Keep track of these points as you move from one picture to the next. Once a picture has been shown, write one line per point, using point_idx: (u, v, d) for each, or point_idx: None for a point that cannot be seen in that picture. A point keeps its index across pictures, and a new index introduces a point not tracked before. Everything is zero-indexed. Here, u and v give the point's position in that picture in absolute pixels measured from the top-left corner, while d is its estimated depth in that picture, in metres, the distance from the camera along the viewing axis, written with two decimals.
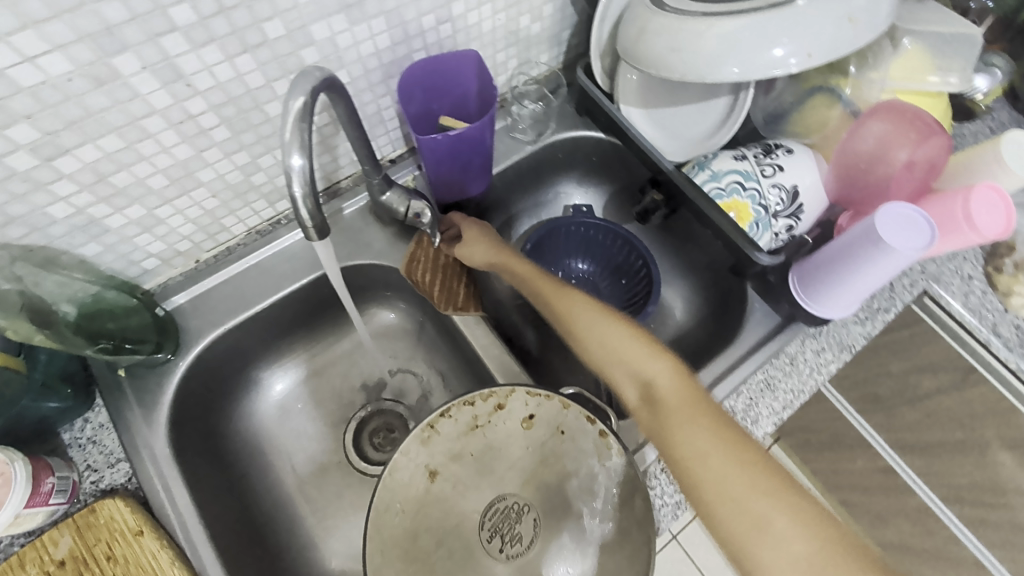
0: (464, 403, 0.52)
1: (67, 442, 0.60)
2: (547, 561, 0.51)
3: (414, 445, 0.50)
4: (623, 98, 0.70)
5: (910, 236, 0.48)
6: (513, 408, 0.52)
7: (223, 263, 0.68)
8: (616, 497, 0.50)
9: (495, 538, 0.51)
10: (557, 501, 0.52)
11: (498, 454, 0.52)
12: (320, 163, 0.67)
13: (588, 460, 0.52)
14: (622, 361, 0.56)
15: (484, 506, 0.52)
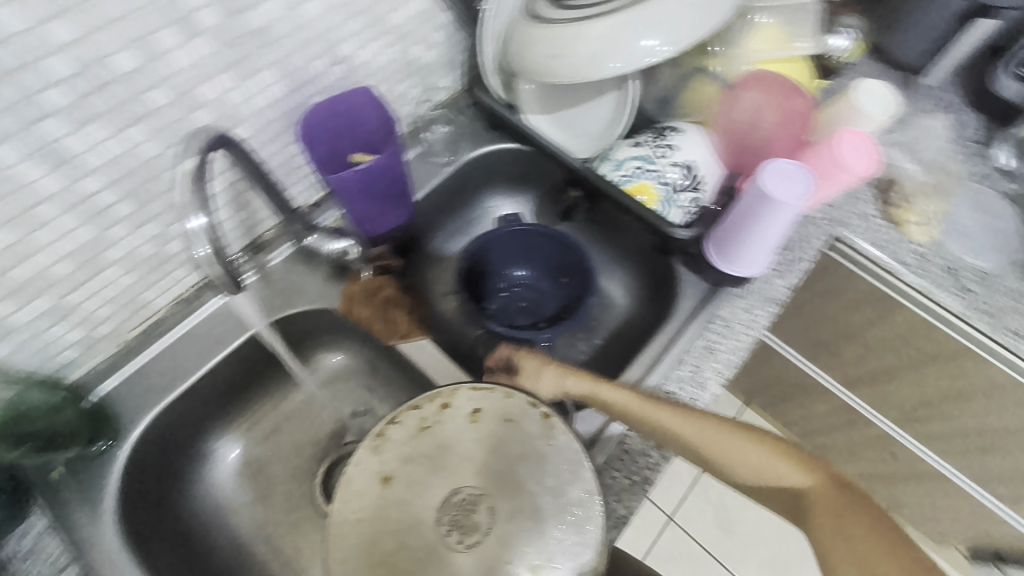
0: (410, 406, 0.49)
1: (5, 557, 0.56)
2: (512, 551, 0.45)
3: (364, 454, 0.48)
4: (526, 107, 0.73)
5: (790, 187, 0.53)
6: (460, 402, 0.50)
7: (151, 338, 0.66)
8: (569, 472, 0.47)
9: (453, 532, 0.45)
10: (513, 487, 0.47)
11: (448, 451, 0.48)
12: (236, 220, 0.67)
13: (537, 441, 0.49)
14: (760, 469, 0.60)
15: (441, 502, 0.47)
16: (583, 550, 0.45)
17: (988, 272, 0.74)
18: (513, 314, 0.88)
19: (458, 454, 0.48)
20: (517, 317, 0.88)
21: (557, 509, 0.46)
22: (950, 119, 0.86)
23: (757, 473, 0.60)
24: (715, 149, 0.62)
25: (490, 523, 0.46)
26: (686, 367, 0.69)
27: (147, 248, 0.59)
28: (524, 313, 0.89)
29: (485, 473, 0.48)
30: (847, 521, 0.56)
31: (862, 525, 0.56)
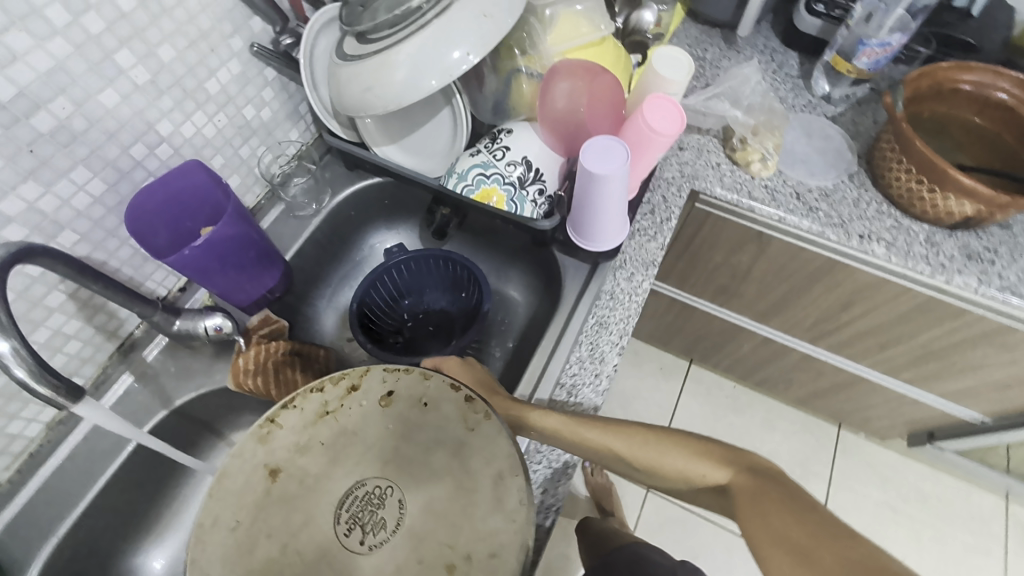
0: (313, 391, 0.48)
1: None
2: (414, 547, 0.42)
3: (252, 444, 0.45)
4: (372, 141, 0.74)
5: (607, 161, 0.55)
6: (371, 387, 0.48)
7: (29, 473, 0.62)
8: (490, 452, 0.45)
9: (354, 530, 0.42)
10: (426, 477, 0.45)
11: (352, 439, 0.46)
12: (96, 324, 0.65)
13: (454, 427, 0.47)
14: (682, 467, 0.57)
15: (342, 495, 0.44)
16: (495, 534, 0.42)
17: (827, 189, 0.81)
18: (420, 341, 0.87)
19: (368, 443, 0.46)
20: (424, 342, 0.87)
21: (485, 489, 0.44)
22: (770, 60, 0.93)
23: (683, 474, 0.57)
24: (545, 141, 0.64)
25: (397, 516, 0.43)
26: (584, 346, 0.71)
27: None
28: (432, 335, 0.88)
29: (396, 461, 0.45)
30: (770, 510, 0.48)
31: (784, 513, 0.47)
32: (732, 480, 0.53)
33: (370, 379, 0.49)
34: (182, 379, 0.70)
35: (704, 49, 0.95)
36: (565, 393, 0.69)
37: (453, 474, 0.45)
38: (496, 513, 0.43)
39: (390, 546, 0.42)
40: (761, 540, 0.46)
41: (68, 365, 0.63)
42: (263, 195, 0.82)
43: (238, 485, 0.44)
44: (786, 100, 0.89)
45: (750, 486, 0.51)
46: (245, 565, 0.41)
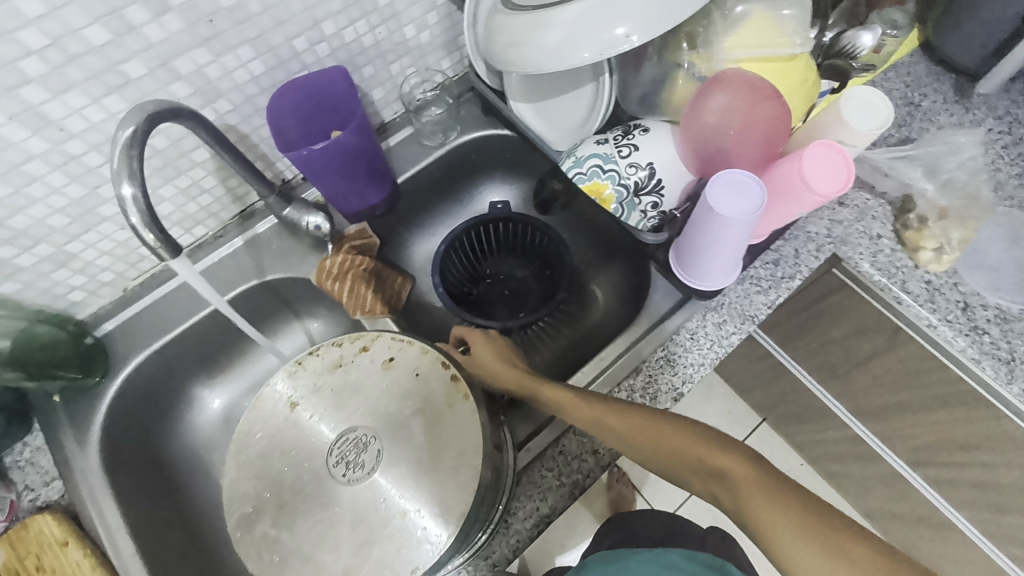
0: (333, 343, 0.54)
1: (8, 465, 0.64)
2: (386, 490, 0.48)
3: (282, 377, 0.53)
4: (512, 95, 0.73)
5: (742, 203, 0.48)
6: (375, 351, 0.53)
7: (147, 289, 0.73)
8: (461, 430, 0.49)
9: (339, 466, 0.49)
10: (405, 438, 0.49)
11: (354, 390, 0.52)
12: (227, 187, 0.73)
13: (437, 398, 0.50)
14: (677, 450, 0.50)
15: (336, 436, 0.51)
16: (449, 504, 0.46)
17: (1009, 314, 0.65)
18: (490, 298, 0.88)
19: (366, 398, 0.52)
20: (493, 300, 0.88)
21: (452, 463, 0.48)
22: (1005, 132, 0.74)
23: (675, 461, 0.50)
24: (680, 152, 0.58)
25: (374, 465, 0.49)
26: (640, 376, 0.67)
27: None
28: (502, 299, 0.88)
29: (383, 419, 0.51)
30: (788, 507, 0.43)
31: (801, 511, 0.42)
32: (734, 469, 0.46)
33: (379, 343, 0.54)
34: (279, 258, 0.77)
35: (923, 93, 0.78)
36: None
37: (425, 441, 0.49)
38: (451, 484, 0.47)
39: (365, 487, 0.48)
40: (785, 541, 0.41)
41: (198, 214, 0.73)
42: (400, 113, 0.84)
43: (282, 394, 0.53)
44: (1003, 186, 0.71)
45: (757, 475, 0.45)
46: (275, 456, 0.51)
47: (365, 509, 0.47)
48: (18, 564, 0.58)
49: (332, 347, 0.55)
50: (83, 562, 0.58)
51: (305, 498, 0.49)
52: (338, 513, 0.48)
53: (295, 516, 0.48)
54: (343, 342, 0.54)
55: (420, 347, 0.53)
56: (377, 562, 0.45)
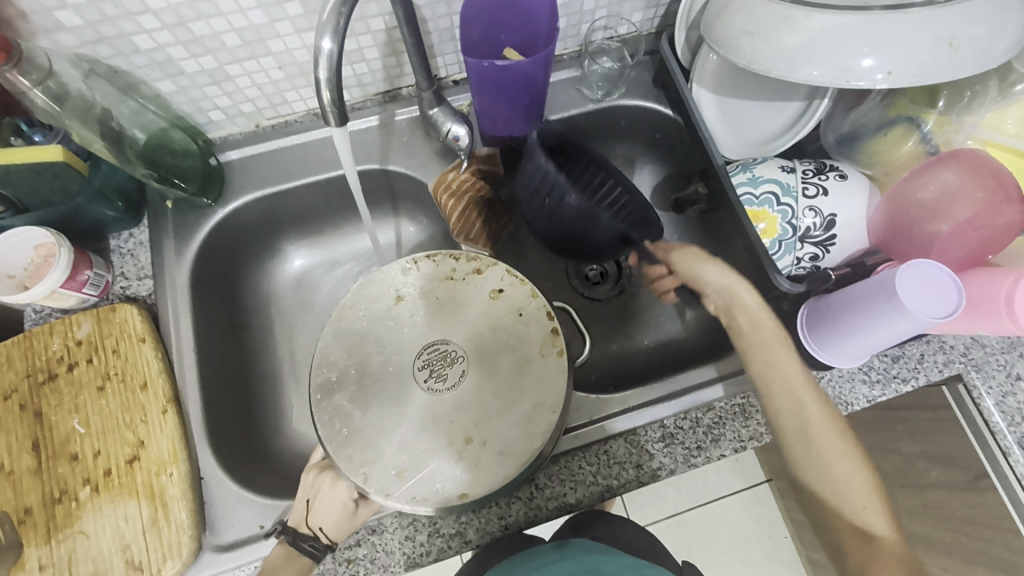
0: (449, 255, 0.53)
1: (112, 247, 0.68)
2: (456, 410, 0.48)
3: (397, 267, 0.53)
4: (698, 78, 0.66)
5: (931, 302, 0.44)
6: (487, 277, 0.52)
7: (277, 134, 0.74)
8: (546, 385, 0.48)
9: (425, 372, 0.49)
10: (490, 369, 0.49)
11: (456, 307, 0.51)
12: (385, 65, 0.71)
13: (531, 346, 0.49)
14: (852, 494, 0.54)
15: (426, 342, 0.51)
16: (512, 442, 0.46)
17: None
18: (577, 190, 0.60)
19: (466, 318, 0.51)
20: (569, 195, 0.60)
21: (536, 403, 0.47)
22: None
23: (840, 493, 0.54)
24: (872, 216, 0.53)
25: (455, 383, 0.49)
26: (709, 414, 0.62)
27: (299, 55, 0.64)
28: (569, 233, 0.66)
29: (474, 344, 0.50)
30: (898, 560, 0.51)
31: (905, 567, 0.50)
32: (884, 539, 0.52)
33: (493, 271, 0.53)
34: (405, 152, 0.76)
35: None
36: (659, 435, 0.61)
37: (509, 379, 0.48)
38: (521, 429, 0.47)
39: (447, 400, 0.48)
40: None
41: (347, 81, 0.72)
42: (571, 52, 0.79)
43: (377, 292, 0.52)
44: None
45: (902, 556, 0.51)
46: (355, 346, 0.51)
47: (431, 420, 0.47)
48: (99, 341, 0.61)
49: (446, 257, 0.53)
50: (152, 362, 0.61)
51: (382, 390, 0.49)
52: (408, 413, 0.48)
53: (372, 402, 0.48)
54: (458, 258, 0.53)
55: (529, 289, 0.51)
56: (430, 472, 0.45)
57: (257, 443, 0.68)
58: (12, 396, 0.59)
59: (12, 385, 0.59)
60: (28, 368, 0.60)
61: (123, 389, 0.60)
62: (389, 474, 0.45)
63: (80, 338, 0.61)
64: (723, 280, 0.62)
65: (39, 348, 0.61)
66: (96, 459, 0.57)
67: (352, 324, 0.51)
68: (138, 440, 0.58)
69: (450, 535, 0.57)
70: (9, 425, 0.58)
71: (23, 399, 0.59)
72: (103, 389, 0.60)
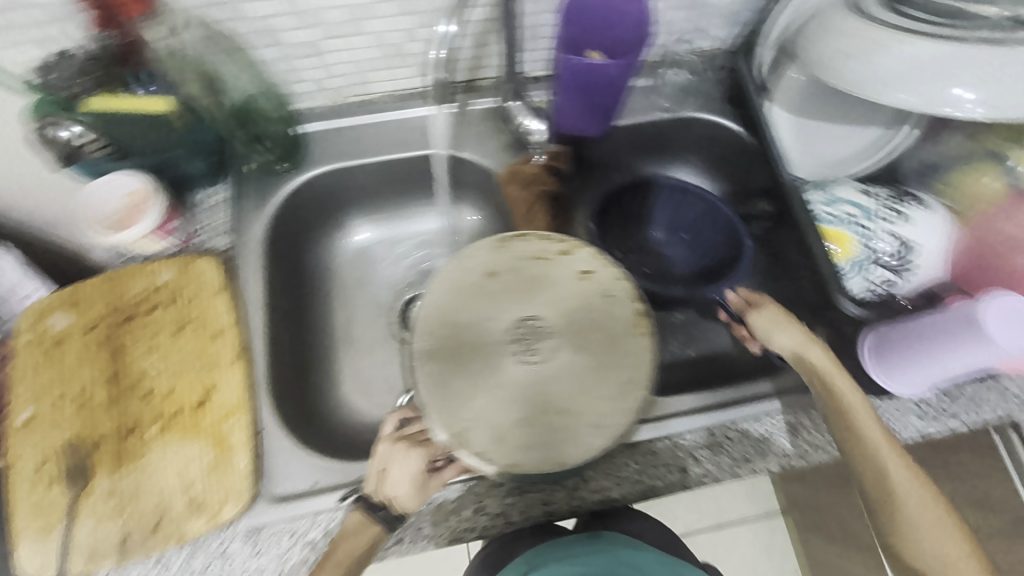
0: (538, 234, 0.48)
1: (194, 201, 0.71)
2: (548, 387, 0.43)
3: (486, 245, 0.48)
4: (777, 97, 0.69)
5: (1014, 333, 0.46)
6: (578, 257, 0.47)
7: (358, 111, 0.77)
8: (636, 362, 0.45)
9: (518, 346, 0.45)
10: (581, 347, 0.44)
11: (538, 287, 0.46)
12: (470, 55, 0.73)
13: (618, 325, 0.46)
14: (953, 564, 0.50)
15: (514, 321, 0.46)
16: (604, 417, 0.43)
17: None
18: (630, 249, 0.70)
19: (555, 296, 0.46)
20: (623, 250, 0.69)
21: (622, 383, 0.44)
22: None
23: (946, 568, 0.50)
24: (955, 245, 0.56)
25: (548, 356, 0.44)
26: (759, 425, 0.63)
27: (393, 36, 0.67)
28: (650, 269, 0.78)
29: (563, 318, 0.45)
30: None
31: None
32: None
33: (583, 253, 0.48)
34: (478, 141, 0.78)
35: None
36: (708, 440, 0.62)
37: (602, 355, 0.44)
38: (611, 404, 0.43)
39: (543, 376, 0.43)
40: None
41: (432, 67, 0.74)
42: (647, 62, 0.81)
43: None
44: None
45: None
46: None
47: (521, 392, 0.43)
48: (179, 288, 0.64)
49: (533, 239, 0.48)
50: (227, 312, 0.64)
51: (472, 363, 0.44)
52: (498, 385, 0.43)
53: None
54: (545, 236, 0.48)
55: (618, 272, 0.47)
56: (523, 442, 0.42)
57: (310, 405, 0.71)
58: (95, 329, 0.62)
59: (97, 319, 0.63)
60: (112, 305, 0.63)
61: (198, 335, 0.62)
62: (486, 441, 0.42)
63: (162, 283, 0.64)
64: (795, 347, 0.58)
65: (123, 288, 0.64)
66: (169, 397, 0.60)
67: (436, 298, 0.47)
68: (208, 385, 0.60)
69: (494, 514, 0.59)
70: (90, 355, 0.61)
71: (105, 332, 0.62)
72: (180, 333, 0.62)
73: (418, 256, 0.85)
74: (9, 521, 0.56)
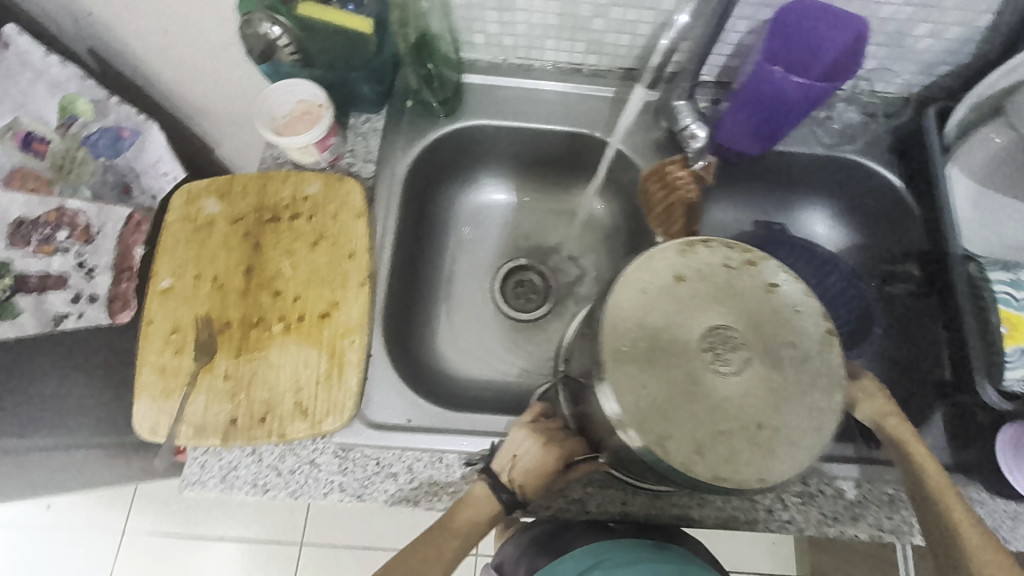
0: (724, 243, 0.50)
1: (351, 123, 0.73)
2: (748, 397, 0.44)
3: (674, 250, 0.49)
4: (963, 160, 0.67)
5: None
6: (765, 270, 0.49)
7: (519, 74, 0.77)
8: (828, 381, 0.46)
9: (712, 355, 0.45)
10: (773, 361, 0.46)
11: (729, 295, 0.48)
12: (647, 44, 0.72)
13: (810, 343, 0.47)
14: None
15: (705, 328, 0.46)
16: (797, 429, 0.44)
17: None
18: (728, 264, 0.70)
19: (749, 307, 0.47)
20: None
21: (809, 396, 0.45)
22: None
23: None
24: None
25: (742, 367, 0.45)
26: (855, 489, 0.61)
27: (581, 10, 0.67)
28: None
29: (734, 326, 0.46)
30: None
31: None
32: None
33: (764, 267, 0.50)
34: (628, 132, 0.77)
35: None
36: (800, 489, 0.60)
37: (793, 371, 0.46)
38: (807, 417, 0.45)
39: (742, 385, 0.44)
40: None
41: (605, 47, 0.74)
42: None
43: None
44: None
45: None
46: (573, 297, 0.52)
47: (727, 406, 0.44)
48: (324, 203, 0.66)
49: (717, 246, 0.50)
50: (363, 236, 0.65)
51: (668, 367, 0.44)
52: (698, 393, 0.44)
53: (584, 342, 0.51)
54: (730, 246, 0.50)
55: (801, 289, 0.49)
56: (736, 455, 0.43)
57: (410, 344, 0.73)
58: (240, 222, 0.65)
59: (243, 213, 0.65)
60: (259, 203, 0.66)
61: (333, 252, 0.64)
62: (690, 451, 0.43)
63: (309, 195, 0.66)
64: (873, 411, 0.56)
65: (272, 191, 0.66)
66: (295, 303, 0.62)
67: (626, 302, 0.47)
68: (333, 301, 0.62)
69: (572, 499, 0.61)
70: (232, 244, 0.64)
71: (247, 227, 0.65)
72: (316, 246, 0.64)
73: (533, 228, 0.85)
74: (137, 376, 0.60)
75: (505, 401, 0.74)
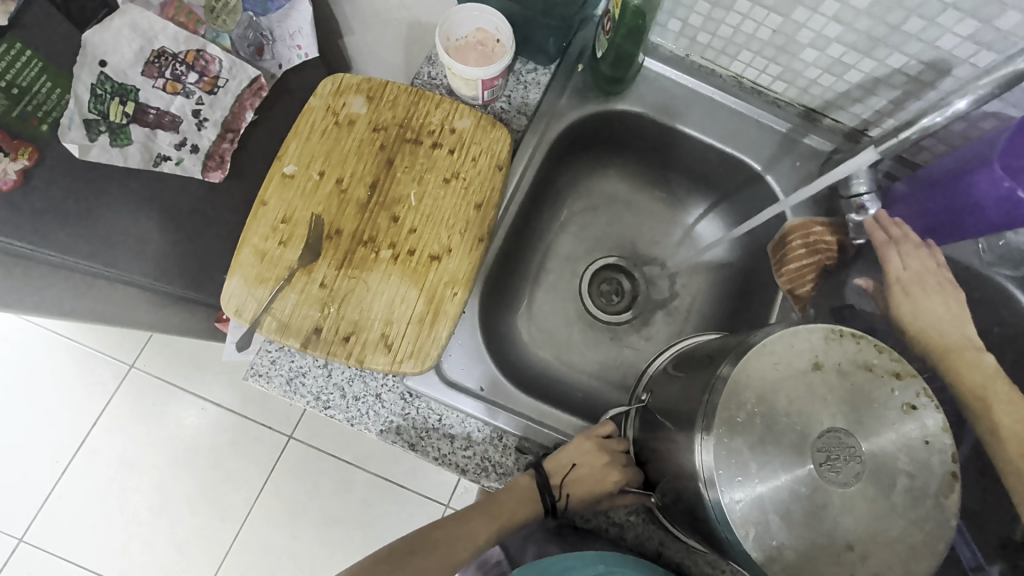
0: (875, 344, 0.45)
1: (516, 68, 0.69)
2: (847, 515, 0.41)
3: (819, 333, 0.45)
4: None
5: None
6: (909, 388, 0.44)
7: (698, 75, 0.72)
8: (937, 531, 0.42)
9: (823, 463, 0.41)
10: (887, 490, 0.42)
11: (862, 404, 0.43)
12: (845, 92, 0.65)
13: (929, 481, 0.42)
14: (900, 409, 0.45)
15: (822, 430, 0.42)
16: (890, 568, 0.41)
17: None
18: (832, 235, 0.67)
19: (880, 423, 0.43)
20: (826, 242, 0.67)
21: (916, 537, 0.42)
22: None
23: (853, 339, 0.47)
24: None
25: (849, 479, 0.41)
26: None
27: (800, 34, 0.61)
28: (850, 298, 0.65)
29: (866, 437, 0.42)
30: None
31: None
32: None
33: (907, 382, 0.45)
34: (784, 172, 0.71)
35: None
36: None
37: (907, 508, 0.42)
38: (900, 557, 0.41)
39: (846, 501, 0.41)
40: None
41: (800, 79, 0.67)
42: None
43: None
44: None
45: None
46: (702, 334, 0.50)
47: (827, 521, 0.41)
48: (468, 143, 0.62)
49: (865, 344, 0.45)
50: (495, 191, 0.62)
51: (772, 456, 0.42)
52: (798, 494, 0.41)
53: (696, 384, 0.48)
54: (881, 350, 0.45)
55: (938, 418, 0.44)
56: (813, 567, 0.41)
57: (492, 308, 0.70)
58: (380, 132, 0.62)
59: (385, 123, 0.62)
60: (404, 119, 0.62)
61: (462, 195, 0.61)
62: (770, 544, 0.41)
63: (456, 129, 0.63)
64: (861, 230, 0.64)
65: (421, 111, 0.63)
66: (410, 234, 0.59)
67: (759, 373, 0.44)
68: (447, 246, 0.60)
69: (613, 521, 0.60)
70: (365, 152, 0.61)
71: (385, 140, 0.62)
72: (447, 183, 0.61)
73: (642, 232, 0.81)
74: (236, 252, 0.58)
75: (564, 391, 0.72)
